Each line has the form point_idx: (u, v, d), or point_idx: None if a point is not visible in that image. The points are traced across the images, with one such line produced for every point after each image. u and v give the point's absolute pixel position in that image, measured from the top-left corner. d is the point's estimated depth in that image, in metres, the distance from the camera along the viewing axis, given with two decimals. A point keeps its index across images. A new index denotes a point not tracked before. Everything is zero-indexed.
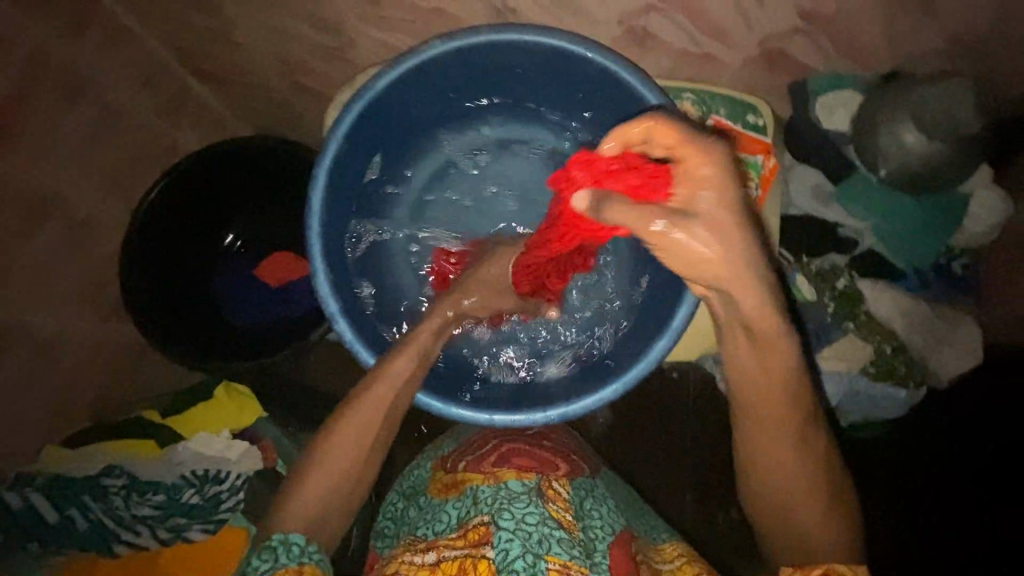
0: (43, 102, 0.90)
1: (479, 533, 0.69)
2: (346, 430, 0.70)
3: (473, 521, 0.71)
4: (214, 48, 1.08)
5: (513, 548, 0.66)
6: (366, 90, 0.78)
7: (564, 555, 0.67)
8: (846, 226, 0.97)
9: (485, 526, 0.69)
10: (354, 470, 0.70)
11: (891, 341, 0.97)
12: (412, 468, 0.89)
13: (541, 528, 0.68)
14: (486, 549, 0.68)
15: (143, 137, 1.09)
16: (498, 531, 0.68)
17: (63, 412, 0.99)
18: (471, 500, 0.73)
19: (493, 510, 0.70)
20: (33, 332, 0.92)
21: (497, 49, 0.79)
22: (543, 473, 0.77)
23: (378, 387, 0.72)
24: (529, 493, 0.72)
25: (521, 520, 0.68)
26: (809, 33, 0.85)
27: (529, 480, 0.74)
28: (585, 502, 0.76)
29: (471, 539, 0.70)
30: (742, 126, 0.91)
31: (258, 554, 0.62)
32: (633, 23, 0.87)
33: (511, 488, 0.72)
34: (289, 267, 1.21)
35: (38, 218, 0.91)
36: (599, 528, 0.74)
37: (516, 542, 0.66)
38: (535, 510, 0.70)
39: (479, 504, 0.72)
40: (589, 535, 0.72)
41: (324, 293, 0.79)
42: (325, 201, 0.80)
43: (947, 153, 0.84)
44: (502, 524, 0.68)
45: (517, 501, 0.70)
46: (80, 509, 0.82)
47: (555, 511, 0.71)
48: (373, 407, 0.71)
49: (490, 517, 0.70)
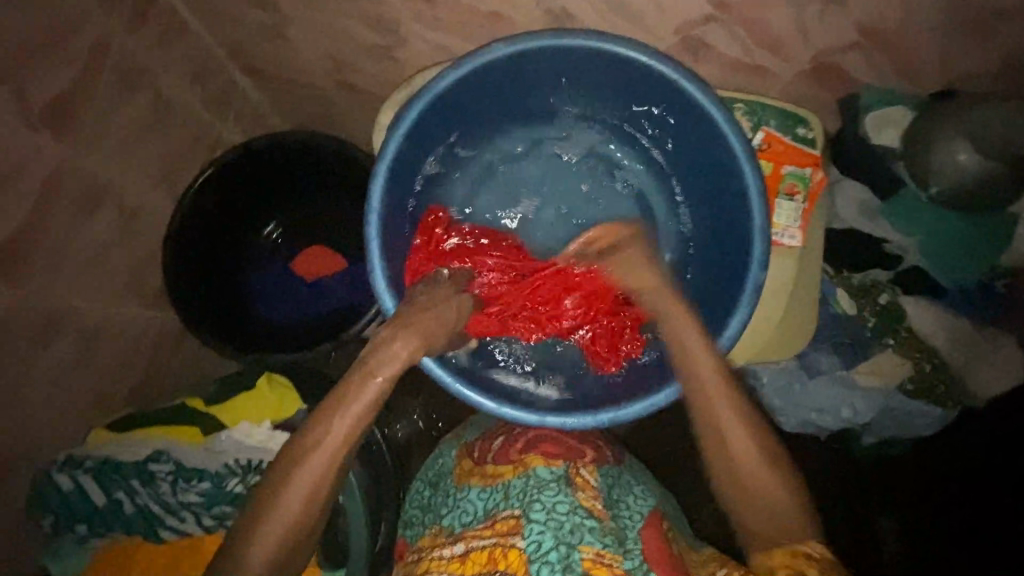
0: (101, 90, 0.91)
1: (508, 525, 0.69)
2: (308, 462, 0.68)
3: (503, 513, 0.71)
4: (264, 44, 1.09)
5: (545, 540, 0.66)
6: (428, 90, 0.79)
7: (596, 543, 0.67)
8: (890, 242, 0.97)
9: (515, 518, 0.69)
10: (316, 506, 0.67)
11: (931, 359, 0.98)
12: (436, 455, 0.87)
13: (573, 518, 0.68)
14: (516, 539, 0.68)
15: (191, 128, 1.10)
16: (529, 523, 0.68)
17: (104, 398, 0.99)
18: (501, 493, 0.73)
19: (523, 503, 0.69)
20: (80, 316, 0.93)
21: (558, 54, 0.80)
22: (571, 460, 0.76)
23: (336, 424, 0.69)
24: (558, 481, 0.72)
25: (551, 509, 0.69)
26: (864, 50, 0.86)
27: (557, 467, 0.74)
28: (614, 491, 0.75)
29: (500, 529, 0.70)
30: (792, 139, 0.91)
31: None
32: (689, 33, 0.88)
33: (539, 476, 0.72)
34: (325, 261, 1.21)
35: (91, 204, 0.92)
36: (629, 517, 0.73)
37: (548, 535, 0.67)
38: (565, 499, 0.70)
39: (509, 497, 0.71)
40: (620, 523, 0.71)
41: (380, 290, 0.80)
42: (383, 200, 0.81)
43: (1000, 172, 0.84)
44: (533, 516, 0.68)
45: (546, 490, 0.70)
46: (128, 493, 0.84)
47: (584, 500, 0.71)
48: (336, 440, 0.69)
49: (520, 511, 0.69)
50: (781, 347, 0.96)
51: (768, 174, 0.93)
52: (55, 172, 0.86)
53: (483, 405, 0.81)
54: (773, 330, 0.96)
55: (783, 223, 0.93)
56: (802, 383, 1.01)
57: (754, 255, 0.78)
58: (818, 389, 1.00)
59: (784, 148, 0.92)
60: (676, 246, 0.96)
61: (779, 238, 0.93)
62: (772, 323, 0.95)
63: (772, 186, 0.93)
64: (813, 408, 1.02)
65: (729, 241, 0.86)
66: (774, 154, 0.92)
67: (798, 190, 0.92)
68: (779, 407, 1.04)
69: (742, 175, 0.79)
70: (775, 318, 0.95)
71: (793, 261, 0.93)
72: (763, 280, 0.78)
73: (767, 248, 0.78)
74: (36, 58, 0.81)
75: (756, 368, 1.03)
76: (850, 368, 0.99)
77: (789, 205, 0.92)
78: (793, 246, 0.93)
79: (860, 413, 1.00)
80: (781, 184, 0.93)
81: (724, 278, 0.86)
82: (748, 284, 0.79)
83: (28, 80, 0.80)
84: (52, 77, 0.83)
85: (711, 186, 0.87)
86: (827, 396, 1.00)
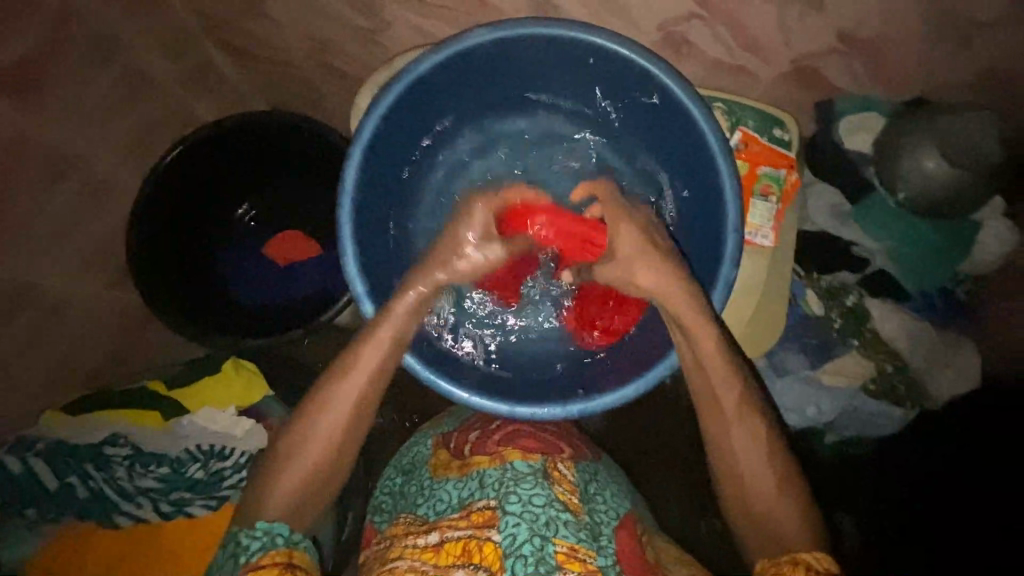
0: (66, 58, 0.88)
1: (484, 516, 0.68)
2: (321, 417, 0.71)
3: (478, 504, 0.70)
4: (242, 20, 1.06)
5: (519, 531, 0.65)
6: (408, 72, 0.77)
7: (571, 537, 0.66)
8: (860, 246, 0.99)
9: (490, 510, 0.68)
10: (339, 443, 0.72)
11: (894, 360, 1.00)
12: (412, 442, 0.86)
13: (548, 511, 0.67)
14: (491, 531, 0.67)
15: (161, 103, 1.06)
16: (505, 516, 0.66)
17: (57, 379, 0.95)
18: (477, 483, 0.71)
19: (500, 494, 0.68)
20: (35, 293, 0.89)
21: (540, 42, 0.79)
22: (549, 454, 0.76)
23: (340, 390, 0.72)
24: (535, 474, 0.71)
25: (528, 501, 0.67)
26: (843, 54, 0.87)
27: (534, 461, 0.73)
28: (590, 486, 0.75)
29: (475, 520, 0.68)
30: (768, 140, 0.93)
31: (245, 534, 0.64)
32: (673, 30, 0.88)
33: (517, 469, 0.71)
34: (296, 248, 1.19)
35: (51, 176, 0.88)
36: (604, 513, 0.74)
37: (522, 527, 0.65)
38: (541, 492, 0.68)
39: (484, 487, 0.70)
40: (595, 518, 0.72)
41: (352, 274, 0.78)
42: (358, 182, 0.79)
43: (964, 182, 0.86)
44: (509, 508, 0.66)
45: (522, 482, 0.69)
46: (81, 477, 0.81)
47: (560, 494, 0.70)
48: (344, 397, 0.72)
49: (496, 502, 0.68)
50: (754, 345, 0.98)
51: (744, 174, 0.94)
52: (13, 142, 0.82)
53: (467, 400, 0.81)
54: (743, 328, 0.97)
55: (757, 223, 0.94)
56: (770, 381, 1.04)
57: (726, 253, 0.79)
58: (785, 388, 1.03)
59: (760, 148, 0.93)
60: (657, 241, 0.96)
61: (751, 238, 0.95)
62: (743, 322, 0.97)
63: (748, 185, 0.94)
64: (779, 406, 1.04)
65: (701, 236, 0.87)
66: (751, 154, 0.93)
67: (773, 191, 0.93)
68: None
69: (717, 172, 0.79)
70: (746, 317, 0.96)
71: (766, 261, 0.95)
72: (734, 278, 0.79)
73: (739, 247, 0.79)
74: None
75: None
76: (816, 368, 1.02)
77: (763, 205, 0.94)
78: (766, 246, 0.94)
79: (824, 411, 1.03)
80: (757, 184, 0.94)
81: (698, 275, 0.86)
82: (720, 281, 0.79)
83: None
84: (11, 43, 0.79)
85: (689, 183, 0.87)
86: (794, 394, 1.03)
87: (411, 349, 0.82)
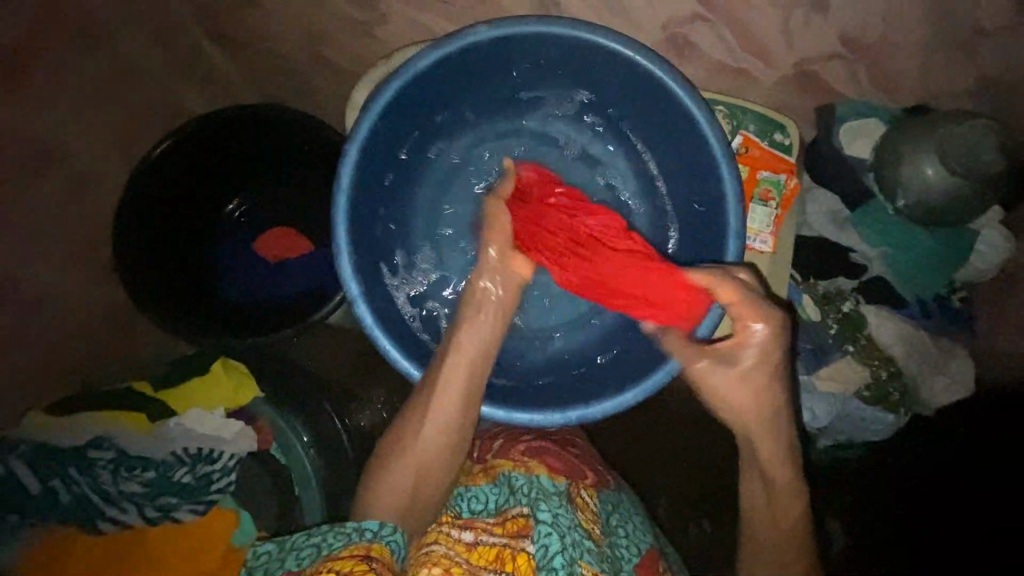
0: (50, 46, 0.84)
1: (519, 523, 0.68)
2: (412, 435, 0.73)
3: (513, 511, 0.70)
4: (235, 11, 1.03)
5: (552, 543, 0.65)
6: (407, 69, 0.75)
7: (594, 563, 0.66)
8: (858, 251, 0.99)
9: (524, 518, 0.68)
10: (435, 452, 0.73)
11: (889, 367, 1.00)
12: None
13: (574, 532, 0.67)
14: (526, 542, 0.67)
15: (151, 94, 1.03)
16: (537, 525, 0.66)
17: (41, 379, 0.92)
18: (508, 490, 0.72)
19: (531, 502, 0.69)
20: (16, 289, 0.86)
21: (543, 42, 0.77)
22: (573, 479, 0.76)
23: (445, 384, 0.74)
24: (561, 495, 0.71)
25: (556, 519, 0.67)
26: (844, 59, 0.87)
27: (559, 482, 0.73)
28: (612, 517, 0.76)
29: (509, 528, 0.68)
30: (770, 144, 0.92)
31: (334, 534, 0.66)
32: (676, 31, 0.86)
33: (543, 484, 0.72)
34: (286, 245, 1.16)
35: (35, 167, 0.86)
36: (626, 547, 0.74)
37: (554, 537, 0.65)
38: (567, 513, 0.68)
39: (518, 495, 0.71)
40: (616, 553, 0.72)
41: (347, 275, 0.76)
42: (354, 181, 0.77)
43: (964, 190, 0.86)
44: (540, 517, 0.67)
45: (551, 498, 0.70)
46: (63, 481, 0.79)
47: (583, 521, 0.71)
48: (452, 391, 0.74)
49: (528, 509, 0.69)
50: None
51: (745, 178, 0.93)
52: None
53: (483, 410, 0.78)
54: None
55: (756, 228, 0.94)
56: None
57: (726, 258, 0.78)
58: None
59: (761, 152, 0.92)
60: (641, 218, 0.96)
61: (750, 242, 0.94)
62: None
63: (748, 190, 0.93)
64: None
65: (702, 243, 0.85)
66: (751, 159, 0.93)
67: (773, 196, 0.93)
68: None
69: (719, 178, 0.79)
70: None
71: (766, 266, 0.94)
72: None
73: (740, 253, 0.78)
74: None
75: None
76: (812, 374, 1.02)
77: (762, 210, 0.93)
78: (764, 251, 0.94)
79: (818, 417, 1.02)
80: (757, 189, 0.93)
81: None
82: None
83: None
84: None
85: (688, 187, 0.86)
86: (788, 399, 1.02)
87: (404, 352, 0.79)
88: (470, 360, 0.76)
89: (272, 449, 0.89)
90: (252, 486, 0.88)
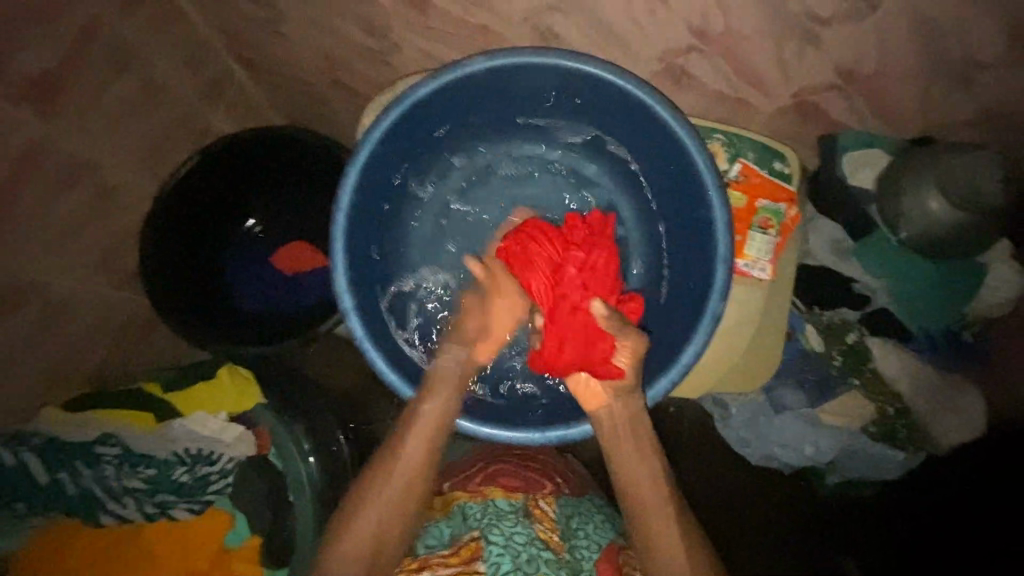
0: (87, 72, 0.92)
1: (471, 549, 0.75)
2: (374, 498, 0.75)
3: (465, 538, 0.77)
4: (258, 38, 1.10)
5: (504, 561, 0.73)
6: (406, 96, 0.79)
7: (551, 574, 0.73)
8: (861, 282, 0.97)
9: (476, 542, 0.76)
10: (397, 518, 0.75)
11: (895, 403, 0.98)
12: None
13: (529, 548, 0.75)
14: (478, 564, 0.73)
15: (180, 115, 1.11)
16: (489, 546, 0.74)
17: (64, 375, 0.99)
18: (461, 518, 0.80)
19: (483, 526, 0.77)
20: (45, 293, 0.93)
21: (536, 72, 0.81)
22: (529, 493, 0.84)
23: (414, 439, 0.78)
24: (515, 513, 0.80)
25: (510, 539, 0.75)
26: (844, 91, 0.85)
27: (515, 500, 0.82)
28: (572, 521, 0.81)
29: (463, 556, 0.75)
30: (768, 172, 0.92)
31: None
32: (673, 62, 0.87)
33: (498, 506, 0.80)
34: (303, 258, 1.22)
35: (68, 183, 0.93)
36: (586, 548, 0.78)
37: (506, 557, 0.73)
38: (523, 530, 0.77)
39: (469, 521, 0.79)
40: (576, 554, 0.77)
41: (341, 289, 0.80)
42: (353, 200, 0.81)
43: (967, 224, 0.84)
44: (492, 539, 0.75)
45: (504, 520, 0.78)
46: (71, 474, 0.84)
47: (540, 532, 0.78)
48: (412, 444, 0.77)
49: (479, 532, 0.76)
50: (745, 380, 0.97)
51: (743, 205, 0.93)
52: (27, 151, 0.86)
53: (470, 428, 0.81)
54: (737, 361, 0.96)
55: (754, 255, 0.93)
56: (767, 417, 1.04)
57: (715, 284, 0.78)
58: (781, 425, 1.03)
59: (759, 181, 0.93)
60: (641, 259, 0.97)
61: (748, 269, 0.93)
62: (737, 355, 0.95)
63: (746, 217, 0.94)
64: (776, 442, 1.04)
65: (694, 266, 0.85)
66: (750, 186, 0.93)
67: (772, 224, 0.92)
68: (744, 438, 1.08)
69: (709, 205, 0.79)
70: (741, 350, 0.95)
71: (764, 294, 0.93)
72: (721, 311, 0.78)
73: (729, 280, 0.78)
74: (10, 39, 0.80)
75: (724, 401, 1.07)
76: (815, 407, 1.01)
77: (761, 238, 0.93)
78: (762, 278, 0.93)
79: (822, 451, 1.02)
80: (755, 216, 0.93)
81: (686, 305, 0.86)
82: (707, 313, 0.78)
83: (11, 58, 0.81)
84: (35, 59, 0.84)
85: (681, 213, 0.87)
86: (790, 432, 1.02)
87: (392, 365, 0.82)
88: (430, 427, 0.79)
89: (269, 455, 0.91)
90: (248, 490, 0.89)
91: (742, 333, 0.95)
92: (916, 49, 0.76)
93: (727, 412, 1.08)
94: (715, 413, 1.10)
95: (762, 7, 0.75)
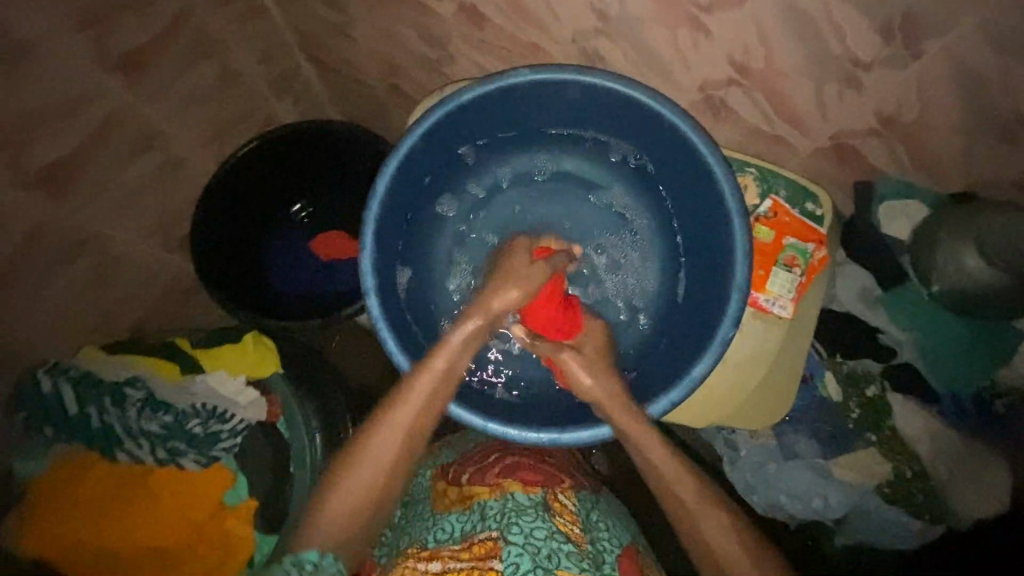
0: (173, 53, 1.02)
1: (485, 547, 0.75)
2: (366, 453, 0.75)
3: (480, 536, 0.77)
4: (328, 40, 1.19)
5: (523, 561, 0.73)
6: (450, 100, 0.84)
7: (572, 567, 0.73)
8: (886, 333, 0.96)
9: (492, 541, 0.76)
10: (387, 477, 0.76)
11: (912, 464, 0.95)
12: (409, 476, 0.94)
13: (550, 543, 0.75)
14: (495, 561, 0.74)
15: (248, 101, 1.20)
16: (507, 545, 0.74)
17: (107, 322, 1.07)
18: (478, 516, 0.79)
19: (501, 525, 0.76)
20: (104, 245, 1.01)
21: (578, 88, 0.84)
22: (548, 487, 0.85)
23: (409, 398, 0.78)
24: (535, 507, 0.80)
25: (530, 534, 0.76)
26: (883, 138, 0.84)
27: (535, 494, 0.82)
28: (592, 514, 0.84)
29: (477, 552, 0.75)
30: (799, 212, 0.92)
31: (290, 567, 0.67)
32: (713, 94, 0.90)
33: (517, 501, 0.80)
34: (340, 246, 1.28)
35: (139, 148, 1.02)
36: (607, 540, 0.81)
37: (525, 557, 0.73)
38: (543, 525, 0.77)
39: (486, 519, 0.78)
40: (598, 546, 0.79)
41: (365, 270, 0.84)
42: (389, 189, 0.86)
43: (1004, 284, 0.81)
44: (511, 538, 0.75)
45: (524, 515, 0.78)
46: (98, 409, 0.90)
47: (562, 525, 0.79)
48: (425, 392, 0.79)
49: (497, 532, 0.76)
50: (753, 417, 0.96)
51: (769, 241, 0.93)
52: (109, 116, 0.95)
53: (468, 419, 0.83)
54: (747, 396, 0.94)
55: (776, 291, 0.92)
56: (776, 462, 1.01)
57: (728, 312, 0.78)
58: (793, 473, 1.00)
59: (789, 219, 0.92)
60: (659, 277, 0.99)
61: (769, 305, 0.92)
62: (747, 390, 0.94)
63: (772, 254, 0.93)
64: (785, 490, 1.01)
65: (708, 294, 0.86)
66: (779, 223, 0.93)
67: (798, 263, 0.92)
68: (751, 483, 1.04)
69: (733, 234, 0.80)
70: (751, 386, 0.93)
71: (782, 333, 0.92)
72: (731, 338, 0.78)
73: (742, 309, 0.78)
74: (111, 19, 0.90)
75: (735, 440, 1.04)
76: (828, 459, 0.98)
77: (785, 275, 0.92)
78: (782, 316, 0.91)
79: (832, 505, 0.99)
80: (781, 254, 0.93)
81: (699, 327, 0.86)
82: (716, 339, 0.79)
83: (108, 33, 0.90)
84: (129, 36, 0.94)
85: (704, 237, 0.88)
86: (801, 481, 1.00)
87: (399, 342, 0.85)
88: (428, 392, 0.79)
89: (277, 424, 0.95)
90: (255, 451, 0.94)
91: (758, 365, 0.93)
92: (959, 105, 0.75)
93: (737, 453, 1.04)
94: (724, 453, 1.06)
95: (803, 49, 0.77)
